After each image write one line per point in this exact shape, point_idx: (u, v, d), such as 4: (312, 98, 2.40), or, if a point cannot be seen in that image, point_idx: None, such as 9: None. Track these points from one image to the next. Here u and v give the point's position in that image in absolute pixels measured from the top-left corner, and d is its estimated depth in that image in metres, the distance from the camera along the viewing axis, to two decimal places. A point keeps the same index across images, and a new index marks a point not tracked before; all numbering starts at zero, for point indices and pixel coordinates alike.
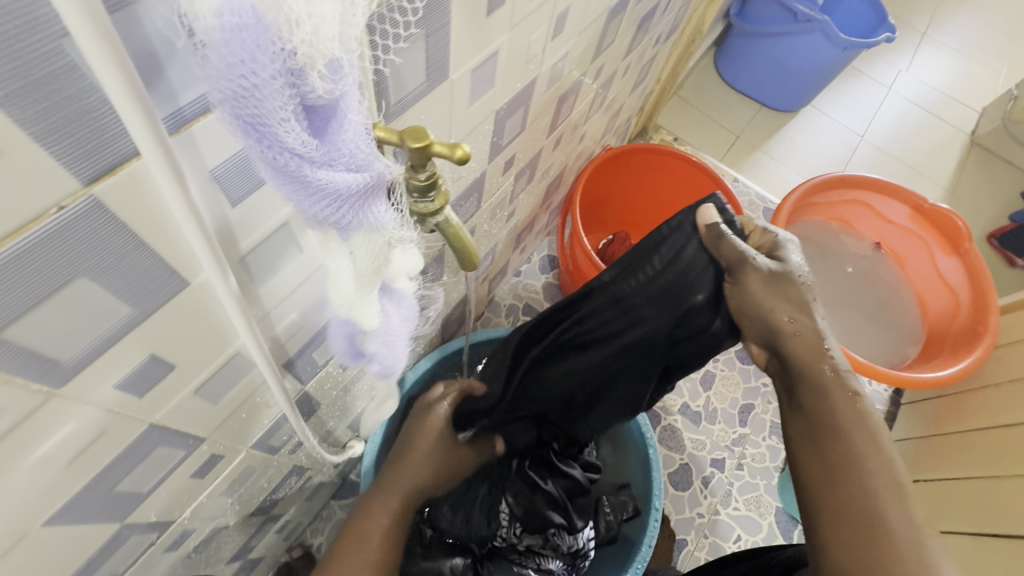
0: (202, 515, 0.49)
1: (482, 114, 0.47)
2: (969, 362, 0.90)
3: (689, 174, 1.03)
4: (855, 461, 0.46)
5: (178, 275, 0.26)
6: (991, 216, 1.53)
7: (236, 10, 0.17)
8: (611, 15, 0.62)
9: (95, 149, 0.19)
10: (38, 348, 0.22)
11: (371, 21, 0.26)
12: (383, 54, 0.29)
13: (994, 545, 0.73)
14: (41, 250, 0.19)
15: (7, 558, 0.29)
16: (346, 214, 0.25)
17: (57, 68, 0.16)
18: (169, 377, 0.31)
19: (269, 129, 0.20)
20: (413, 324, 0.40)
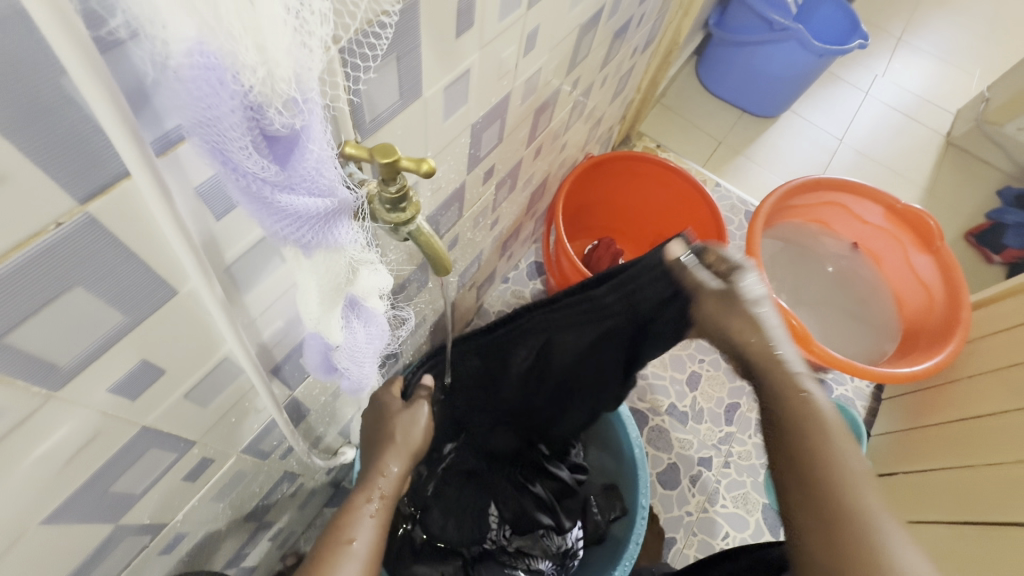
0: (194, 518, 0.50)
1: (458, 128, 0.49)
2: (943, 356, 0.92)
3: (669, 180, 1.06)
4: (820, 458, 0.42)
5: (167, 285, 0.28)
6: (968, 215, 1.57)
7: (200, 52, 0.18)
8: (584, 30, 0.65)
9: (89, 172, 0.21)
10: (38, 352, 0.24)
11: (346, 51, 0.29)
12: (356, 75, 0.31)
13: (976, 532, 0.75)
14: (41, 262, 0.22)
15: (8, 556, 0.31)
16: (308, 233, 0.26)
17: (53, 103, 0.18)
18: (160, 381, 0.33)
19: (232, 156, 0.22)
20: (383, 341, 0.42)
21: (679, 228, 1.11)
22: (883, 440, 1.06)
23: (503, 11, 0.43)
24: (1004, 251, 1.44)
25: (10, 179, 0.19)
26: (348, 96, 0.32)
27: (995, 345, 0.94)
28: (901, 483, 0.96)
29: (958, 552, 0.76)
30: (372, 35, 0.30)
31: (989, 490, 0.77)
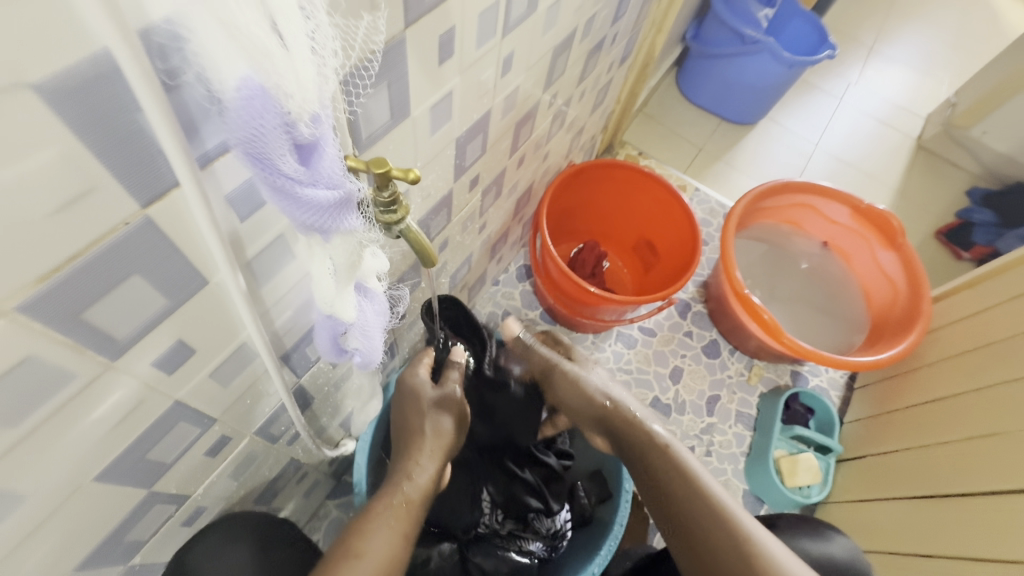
0: (211, 494, 0.56)
1: (444, 141, 0.56)
2: (906, 344, 0.99)
3: (647, 185, 1.13)
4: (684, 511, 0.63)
5: (200, 275, 0.34)
6: (938, 214, 1.65)
7: (249, 83, 0.25)
8: (558, 50, 0.72)
9: (150, 184, 0.27)
10: (105, 328, 0.30)
11: (346, 79, 0.35)
12: (354, 98, 0.37)
13: (948, 505, 0.81)
14: (113, 255, 0.27)
15: (67, 508, 0.36)
16: (326, 220, 0.33)
17: (130, 134, 0.25)
18: (191, 360, 0.39)
19: (271, 161, 0.28)
20: (384, 318, 0.50)
21: (659, 230, 1.18)
22: (854, 426, 1.12)
23: (480, 40, 0.50)
24: (973, 248, 1.51)
25: (97, 189, 0.25)
26: (348, 116, 0.38)
27: (956, 332, 1.01)
28: (870, 465, 1.02)
29: (925, 526, 0.83)
30: (364, 69, 0.36)
31: (947, 467, 0.85)
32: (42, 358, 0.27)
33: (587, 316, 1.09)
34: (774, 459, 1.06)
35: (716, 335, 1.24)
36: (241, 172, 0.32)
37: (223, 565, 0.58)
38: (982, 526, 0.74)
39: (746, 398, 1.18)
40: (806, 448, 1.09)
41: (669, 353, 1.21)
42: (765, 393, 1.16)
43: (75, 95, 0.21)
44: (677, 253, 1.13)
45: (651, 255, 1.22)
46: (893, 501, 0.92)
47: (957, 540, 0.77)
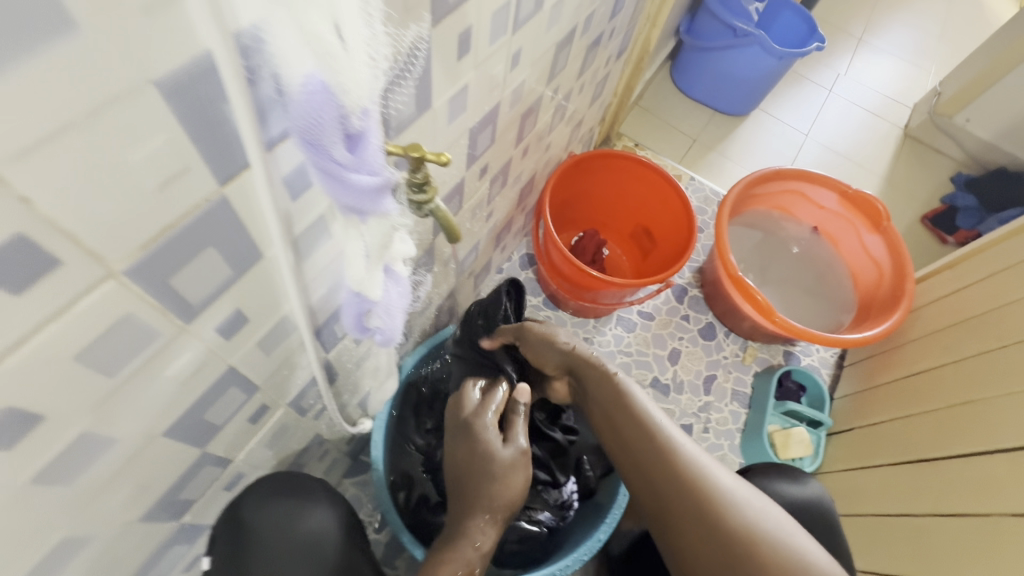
0: (249, 460, 0.61)
1: (459, 131, 0.60)
2: (889, 323, 1.05)
3: (645, 175, 1.18)
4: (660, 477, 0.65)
5: (258, 250, 0.39)
6: (924, 200, 1.70)
7: (312, 82, 0.28)
8: (560, 46, 0.76)
9: (227, 167, 0.31)
10: (184, 293, 0.34)
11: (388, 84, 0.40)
12: (394, 98, 0.43)
13: (928, 467, 0.87)
14: (196, 227, 0.32)
15: (141, 458, 0.41)
16: (365, 202, 0.37)
17: (219, 122, 0.29)
18: (245, 328, 0.44)
19: (324, 147, 0.32)
20: (406, 298, 0.53)
21: (657, 218, 1.22)
22: (842, 401, 1.18)
23: (493, 37, 0.54)
24: (957, 232, 1.57)
25: (190, 169, 0.29)
26: (384, 110, 0.43)
27: (935, 310, 1.07)
28: (858, 436, 1.07)
29: (906, 488, 0.89)
30: (411, 67, 0.42)
31: (931, 433, 0.91)
32: (136, 317, 0.32)
33: (589, 300, 1.14)
34: (768, 433, 1.11)
35: (712, 318, 1.29)
36: (296, 156, 0.37)
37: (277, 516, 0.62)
38: (960, 483, 0.80)
39: (741, 377, 1.23)
40: (798, 422, 1.14)
41: (667, 336, 1.26)
42: (759, 372, 1.22)
43: (181, 88, 0.26)
44: (674, 239, 1.18)
45: (649, 242, 1.27)
46: (876, 467, 0.98)
47: (942, 496, 0.81)
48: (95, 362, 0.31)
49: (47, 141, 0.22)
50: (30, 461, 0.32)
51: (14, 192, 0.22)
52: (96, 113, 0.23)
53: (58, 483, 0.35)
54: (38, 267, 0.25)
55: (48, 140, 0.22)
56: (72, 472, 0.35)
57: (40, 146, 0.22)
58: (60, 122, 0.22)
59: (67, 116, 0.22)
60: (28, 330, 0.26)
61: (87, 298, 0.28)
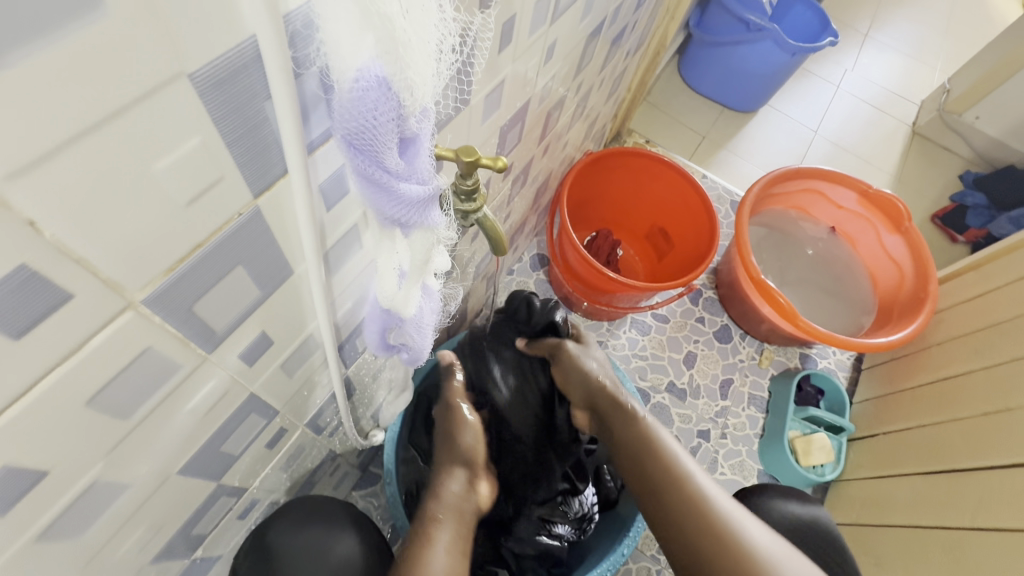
0: (264, 486, 0.57)
1: (490, 130, 0.56)
2: (915, 326, 1.02)
3: (662, 173, 1.14)
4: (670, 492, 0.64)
5: (288, 265, 0.34)
6: (933, 198, 1.68)
7: (367, 75, 0.23)
8: (588, 40, 0.72)
9: (261, 177, 0.26)
10: (208, 319, 0.30)
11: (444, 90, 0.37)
12: (446, 99, 0.39)
13: (963, 479, 0.84)
14: (225, 245, 0.27)
15: (155, 499, 0.37)
16: (412, 216, 0.32)
17: (257, 124, 0.24)
18: (269, 351, 0.39)
19: (375, 153, 0.26)
20: (437, 316, 0.48)
21: (674, 218, 1.19)
22: (863, 406, 1.16)
23: (533, 28, 0.49)
24: (967, 231, 1.54)
25: (223, 179, 0.24)
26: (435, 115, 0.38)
27: (960, 314, 1.05)
28: (881, 442, 1.05)
29: (943, 497, 0.86)
30: (469, 61, 0.39)
31: (962, 442, 0.88)
32: (158, 350, 0.27)
33: (604, 303, 1.10)
34: (788, 440, 1.08)
35: (727, 321, 1.26)
36: (335, 162, 0.32)
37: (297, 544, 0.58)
38: (995, 495, 0.78)
39: (758, 381, 1.20)
40: (818, 428, 1.12)
41: (682, 339, 1.22)
42: (776, 375, 1.19)
43: (219, 84, 0.21)
44: (694, 242, 1.15)
45: (665, 243, 1.23)
46: (905, 477, 0.95)
47: (981, 511, 0.79)
48: (109, 405, 0.27)
49: (61, 151, 0.17)
50: (37, 517, 0.27)
51: (20, 216, 0.18)
52: (119, 115, 0.18)
53: (64, 537, 0.31)
54: (47, 302, 0.20)
55: (62, 150, 0.18)
56: (79, 524, 0.31)
57: (52, 158, 0.17)
58: (80, 127, 0.18)
59: (87, 118, 0.18)
60: (34, 375, 0.22)
61: (103, 334, 0.24)
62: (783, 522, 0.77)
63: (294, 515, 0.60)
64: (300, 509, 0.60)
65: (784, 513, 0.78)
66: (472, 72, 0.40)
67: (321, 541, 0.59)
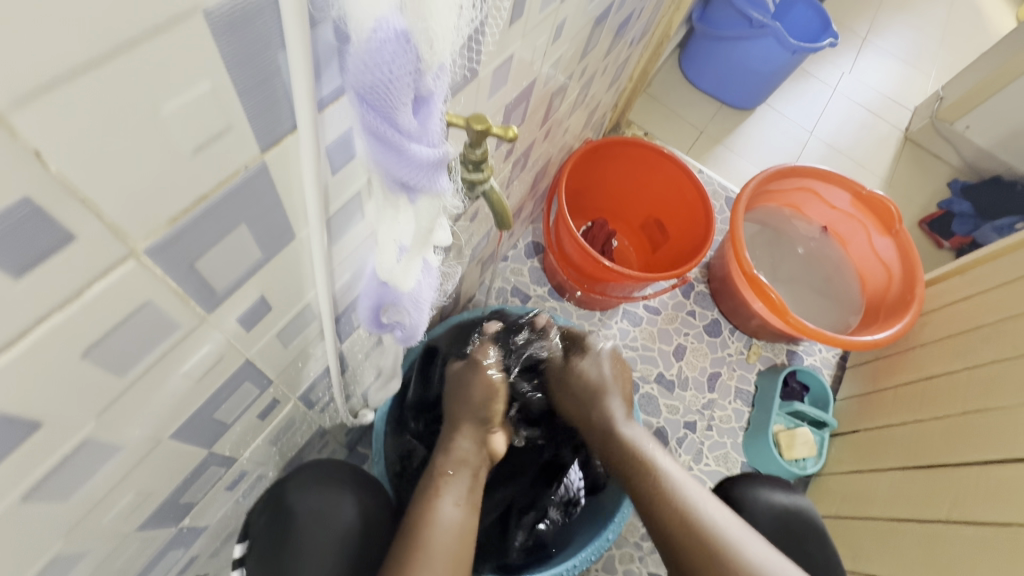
0: (254, 459, 0.56)
1: (495, 108, 0.55)
2: (902, 325, 1.03)
3: (660, 165, 1.14)
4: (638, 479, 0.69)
5: (292, 229, 0.33)
6: (922, 204, 1.70)
7: (385, 29, 0.23)
8: (595, 25, 0.71)
9: (268, 131, 0.26)
10: (209, 277, 0.29)
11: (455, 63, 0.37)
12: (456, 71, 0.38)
13: (941, 474, 0.86)
14: (229, 200, 0.26)
15: (147, 463, 0.37)
16: (421, 180, 0.31)
17: (268, 73, 0.23)
18: (268, 317, 0.38)
19: (390, 111, 0.26)
20: (435, 290, 0.47)
21: (672, 212, 1.19)
22: (846, 402, 1.18)
23: (545, 4, 0.49)
24: (953, 237, 1.56)
25: (231, 129, 0.23)
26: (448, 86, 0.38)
27: (945, 316, 1.08)
28: (862, 439, 1.08)
29: (923, 493, 0.88)
30: (482, 31, 0.38)
31: (943, 440, 0.90)
32: (157, 305, 0.27)
33: (598, 293, 1.10)
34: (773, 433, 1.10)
35: (718, 315, 1.26)
36: (343, 122, 0.32)
37: (316, 504, 0.59)
38: (972, 490, 0.80)
39: (745, 375, 1.21)
40: (801, 423, 1.14)
41: (673, 331, 1.23)
42: (763, 370, 1.20)
43: (234, 24, 0.20)
44: (689, 235, 1.15)
45: (660, 235, 1.24)
46: (884, 473, 0.97)
47: (961, 506, 0.80)
48: (106, 358, 0.26)
49: (68, 79, 0.17)
50: (28, 471, 0.27)
51: (24, 144, 0.17)
52: (128, 49, 0.18)
53: (51, 497, 0.30)
54: (48, 243, 0.20)
55: (70, 78, 0.17)
56: (68, 484, 0.30)
57: (55, 87, 0.17)
58: (89, 56, 0.17)
59: (97, 45, 0.17)
60: (30, 322, 0.21)
61: (102, 284, 0.23)
62: (765, 512, 0.78)
63: (308, 474, 0.60)
64: (314, 471, 0.61)
65: (765, 501, 0.79)
66: (481, 42, 0.39)
67: (331, 503, 0.59)
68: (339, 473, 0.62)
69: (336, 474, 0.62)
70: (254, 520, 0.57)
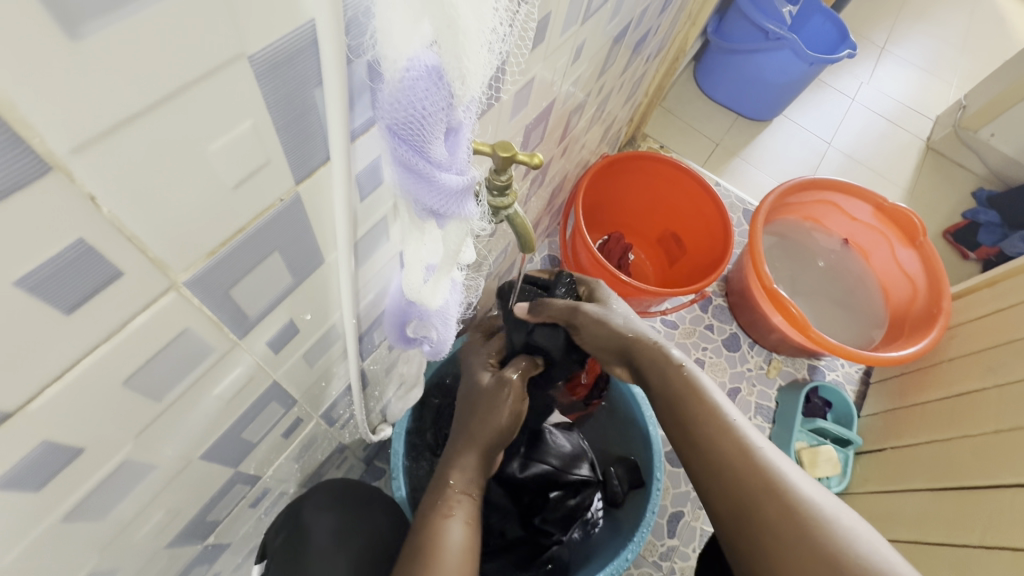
0: (276, 476, 0.57)
1: (516, 129, 0.56)
2: (929, 340, 1.01)
3: (677, 178, 1.14)
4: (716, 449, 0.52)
5: (321, 254, 0.34)
6: (946, 215, 1.66)
7: (415, 70, 0.24)
8: (613, 43, 0.72)
9: (302, 163, 0.26)
10: (242, 304, 0.30)
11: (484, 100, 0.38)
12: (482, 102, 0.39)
13: (974, 497, 0.83)
14: (264, 230, 0.27)
15: (177, 483, 0.37)
16: (449, 207, 0.31)
17: (303, 111, 0.24)
18: (295, 339, 0.39)
19: (420, 143, 0.27)
20: (460, 305, 0.47)
21: (688, 224, 1.18)
22: (871, 419, 1.16)
23: (566, 27, 0.49)
24: (979, 248, 1.52)
25: (270, 164, 0.24)
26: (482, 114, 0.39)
27: (975, 331, 1.05)
28: (888, 456, 1.05)
29: (952, 516, 0.85)
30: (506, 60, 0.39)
31: (974, 460, 0.87)
32: (194, 332, 0.27)
33: None
34: (795, 451, 1.07)
35: (736, 329, 1.25)
36: (372, 151, 0.32)
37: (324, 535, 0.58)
38: (1009, 514, 0.77)
39: (765, 391, 1.19)
40: (825, 440, 1.11)
41: (691, 346, 1.21)
42: (784, 386, 1.18)
43: (276, 67, 0.21)
44: (708, 248, 1.14)
45: (677, 248, 1.23)
46: (913, 496, 0.95)
47: (993, 529, 0.78)
48: (144, 386, 0.27)
49: (128, 125, 0.18)
50: (68, 494, 0.27)
51: (81, 189, 0.18)
52: (182, 96, 0.19)
53: (89, 518, 0.31)
54: (98, 280, 0.20)
55: (129, 125, 0.18)
56: (106, 504, 0.31)
57: (115, 135, 0.17)
58: (148, 102, 0.18)
59: (153, 93, 0.17)
60: (77, 354, 0.22)
61: (144, 316, 0.23)
62: None
63: (321, 500, 0.61)
64: (324, 494, 0.61)
65: None
66: (506, 69, 0.40)
67: (338, 532, 0.59)
68: (346, 492, 0.63)
69: (339, 497, 0.62)
70: (271, 541, 0.57)
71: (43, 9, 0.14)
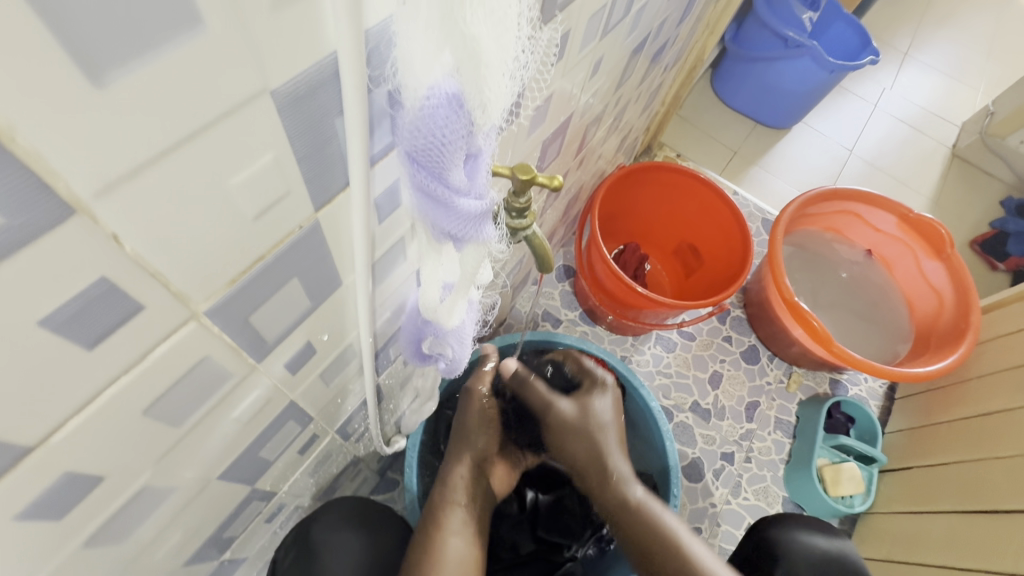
0: (291, 491, 0.57)
1: (533, 144, 0.55)
2: (957, 356, 0.97)
3: (694, 188, 1.13)
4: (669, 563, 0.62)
5: (340, 277, 0.34)
6: (973, 224, 1.61)
7: (436, 97, 0.24)
8: (631, 55, 0.71)
9: (322, 191, 0.26)
10: (261, 330, 0.30)
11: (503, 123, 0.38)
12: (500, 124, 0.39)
13: (1006, 522, 0.80)
14: (283, 257, 0.27)
15: (195, 504, 0.37)
16: (467, 231, 0.31)
17: (324, 140, 0.24)
18: (312, 360, 0.39)
19: (439, 169, 0.26)
20: (476, 322, 0.46)
21: (706, 235, 1.17)
22: (897, 437, 1.12)
23: (584, 43, 0.49)
24: (1008, 259, 1.47)
25: (291, 194, 0.24)
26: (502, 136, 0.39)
27: (1005, 346, 1.01)
28: (914, 476, 1.02)
29: (981, 541, 0.82)
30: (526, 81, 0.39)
31: (1005, 482, 0.84)
32: (213, 359, 0.27)
33: (631, 319, 1.07)
34: (816, 468, 1.05)
35: (755, 341, 1.22)
36: (391, 175, 0.32)
37: (335, 551, 0.58)
38: None
39: (785, 406, 1.16)
40: (848, 457, 1.08)
41: (708, 358, 1.19)
42: (805, 400, 1.15)
43: (297, 100, 0.21)
44: (726, 259, 1.12)
45: (694, 259, 1.21)
46: (940, 518, 0.92)
47: None
48: (164, 414, 0.27)
49: (151, 165, 0.17)
50: (87, 520, 0.27)
51: (103, 229, 0.18)
52: (205, 133, 0.18)
53: (109, 541, 0.31)
54: (119, 316, 0.20)
55: (152, 164, 0.17)
56: (126, 527, 0.31)
57: (138, 174, 0.17)
58: (171, 142, 0.18)
59: (176, 132, 0.17)
60: (98, 386, 0.22)
61: (164, 346, 0.23)
62: (801, 554, 0.74)
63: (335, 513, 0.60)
64: (337, 509, 0.60)
65: (807, 545, 0.75)
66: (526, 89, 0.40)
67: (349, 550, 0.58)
68: (359, 508, 0.62)
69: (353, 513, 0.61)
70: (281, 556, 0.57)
71: (66, 57, 0.14)
